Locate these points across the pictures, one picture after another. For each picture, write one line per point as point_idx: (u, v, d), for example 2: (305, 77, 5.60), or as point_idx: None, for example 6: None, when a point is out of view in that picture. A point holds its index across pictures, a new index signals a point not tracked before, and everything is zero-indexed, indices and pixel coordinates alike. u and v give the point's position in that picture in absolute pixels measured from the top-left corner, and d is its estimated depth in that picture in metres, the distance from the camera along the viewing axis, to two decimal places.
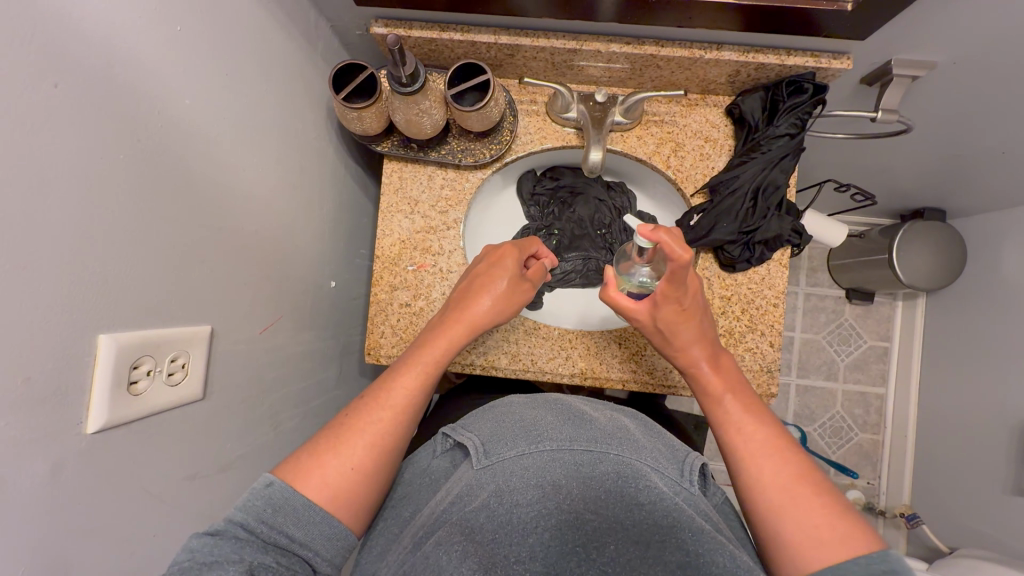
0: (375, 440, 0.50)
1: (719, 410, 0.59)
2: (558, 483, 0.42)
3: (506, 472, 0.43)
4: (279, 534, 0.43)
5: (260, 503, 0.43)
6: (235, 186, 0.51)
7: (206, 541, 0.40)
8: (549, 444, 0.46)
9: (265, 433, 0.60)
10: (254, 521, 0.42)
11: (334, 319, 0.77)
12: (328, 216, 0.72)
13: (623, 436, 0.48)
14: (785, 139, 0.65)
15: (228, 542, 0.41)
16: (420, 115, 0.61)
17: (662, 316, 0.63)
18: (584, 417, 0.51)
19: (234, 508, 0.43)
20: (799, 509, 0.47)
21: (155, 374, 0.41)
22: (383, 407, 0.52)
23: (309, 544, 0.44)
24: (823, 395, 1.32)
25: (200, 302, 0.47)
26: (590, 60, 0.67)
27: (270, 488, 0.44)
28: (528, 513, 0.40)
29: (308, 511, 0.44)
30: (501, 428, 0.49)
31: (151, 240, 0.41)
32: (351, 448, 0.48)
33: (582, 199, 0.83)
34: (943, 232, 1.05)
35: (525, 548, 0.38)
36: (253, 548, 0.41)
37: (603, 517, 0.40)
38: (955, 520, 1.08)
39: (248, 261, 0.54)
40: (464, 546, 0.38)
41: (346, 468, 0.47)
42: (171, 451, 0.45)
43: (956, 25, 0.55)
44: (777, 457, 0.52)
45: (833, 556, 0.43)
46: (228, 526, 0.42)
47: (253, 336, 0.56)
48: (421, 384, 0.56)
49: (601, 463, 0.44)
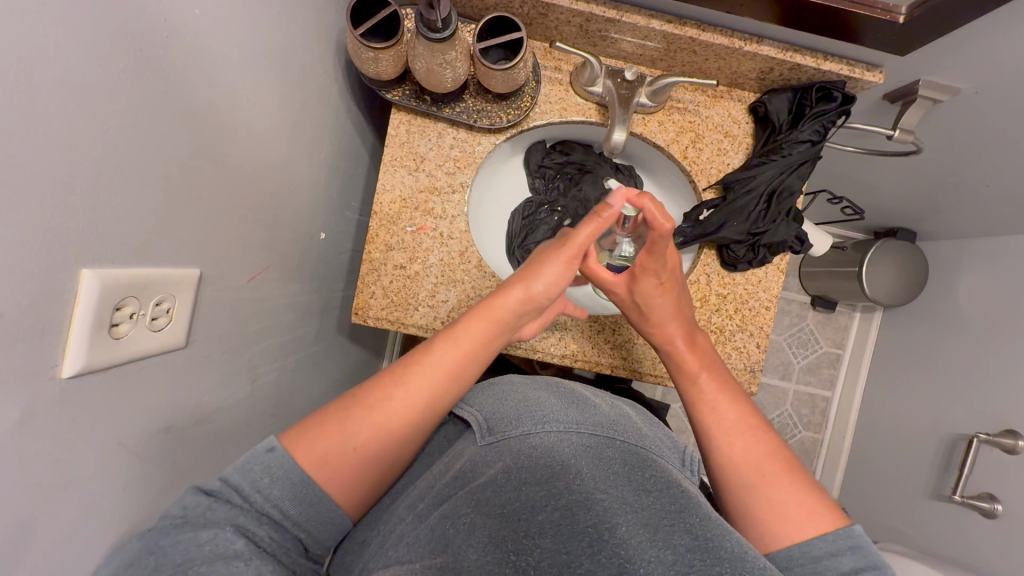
0: (382, 422, 0.48)
1: (694, 388, 0.60)
2: (566, 462, 0.41)
3: (512, 449, 0.43)
4: (274, 507, 0.42)
5: (259, 469, 0.42)
6: (236, 116, 0.45)
7: (202, 501, 0.39)
8: (555, 425, 0.46)
9: (243, 386, 0.56)
10: (249, 488, 0.41)
11: (320, 272, 0.73)
12: (325, 163, 0.66)
13: (627, 425, 0.49)
14: (806, 145, 0.64)
15: (222, 507, 0.40)
16: (444, 67, 0.57)
17: (640, 288, 0.63)
18: (586, 402, 0.51)
19: (231, 468, 0.41)
20: (771, 487, 0.49)
21: (138, 318, 0.37)
22: (397, 385, 0.50)
23: (302, 524, 0.43)
24: (777, 392, 1.39)
25: (191, 242, 0.43)
26: (625, 34, 0.63)
27: (271, 454, 0.42)
28: (535, 490, 0.39)
29: (306, 489, 0.43)
30: (504, 407, 0.50)
31: (144, 167, 0.36)
32: (359, 428, 0.47)
33: (590, 178, 0.81)
34: (913, 253, 1.10)
35: (535, 526, 0.36)
36: (247, 517, 0.40)
37: (613, 496, 0.38)
38: (877, 519, 1.17)
39: (241, 205, 0.49)
40: (473, 518, 0.37)
41: (349, 445, 0.46)
42: (147, 401, 0.41)
43: (991, 54, 0.55)
44: (749, 436, 0.54)
45: (799, 533, 0.46)
46: (224, 489, 0.41)
47: (240, 284, 0.52)
48: (454, 363, 0.53)
49: (607, 447, 0.44)
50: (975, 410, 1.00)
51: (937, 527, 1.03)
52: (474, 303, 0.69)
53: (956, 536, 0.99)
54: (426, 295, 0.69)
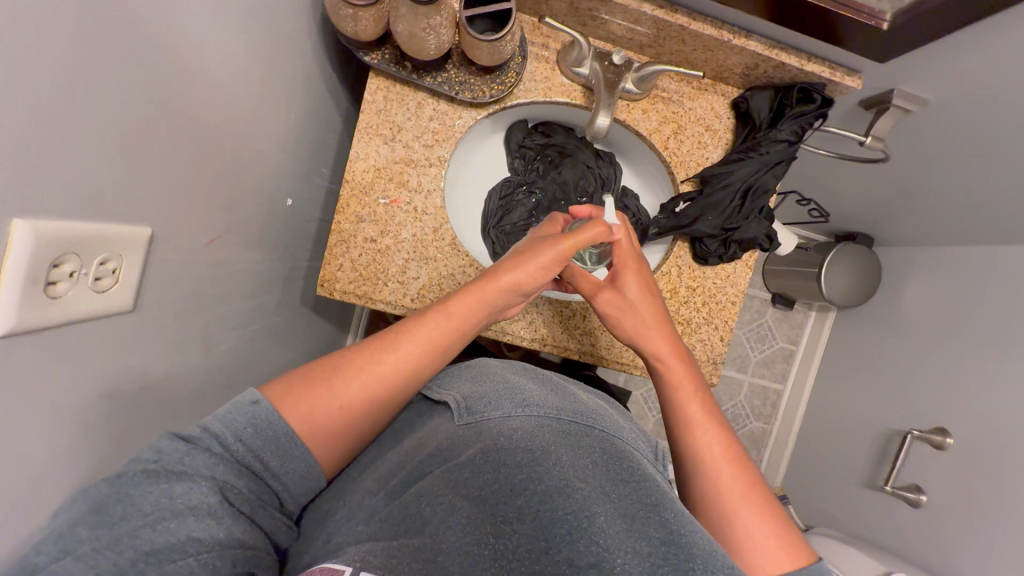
0: (370, 383, 0.49)
1: (684, 402, 0.56)
2: (547, 447, 0.41)
3: (491, 431, 0.44)
4: (254, 459, 0.41)
5: (242, 419, 0.41)
6: (197, 64, 0.42)
7: (179, 447, 0.38)
8: (536, 411, 0.46)
9: (196, 354, 0.53)
10: (231, 437, 0.40)
11: (284, 239, 0.70)
12: (294, 124, 0.63)
13: (606, 418, 0.49)
14: (785, 145, 0.65)
15: (201, 454, 0.38)
16: (427, 32, 0.54)
17: (630, 292, 0.60)
18: (568, 393, 0.52)
19: (212, 417, 0.41)
20: (752, 520, 0.47)
21: (79, 277, 0.34)
22: (388, 350, 0.51)
23: (279, 478, 0.43)
24: (732, 384, 1.44)
25: (143, 195, 0.40)
26: (616, 16, 0.61)
27: (256, 406, 0.42)
28: (514, 472, 0.38)
29: (288, 443, 0.43)
30: (484, 389, 0.50)
31: (87, 111, 0.33)
32: (345, 388, 0.48)
33: (570, 162, 0.80)
34: (868, 258, 1.15)
35: (512, 511, 0.36)
36: (226, 468, 0.39)
37: (593, 484, 0.38)
38: (815, 506, 1.24)
39: (200, 160, 0.46)
40: (450, 500, 0.38)
41: (335, 408, 0.47)
42: (87, 366, 0.38)
43: (963, 70, 0.57)
44: (732, 463, 0.52)
45: (778, 566, 0.44)
46: (203, 435, 0.39)
47: (197, 247, 0.49)
48: (443, 337, 0.53)
49: (585, 435, 0.44)
50: (909, 408, 1.07)
51: (868, 514, 1.10)
52: (445, 281, 0.68)
53: (885, 523, 1.06)
54: (396, 271, 0.67)
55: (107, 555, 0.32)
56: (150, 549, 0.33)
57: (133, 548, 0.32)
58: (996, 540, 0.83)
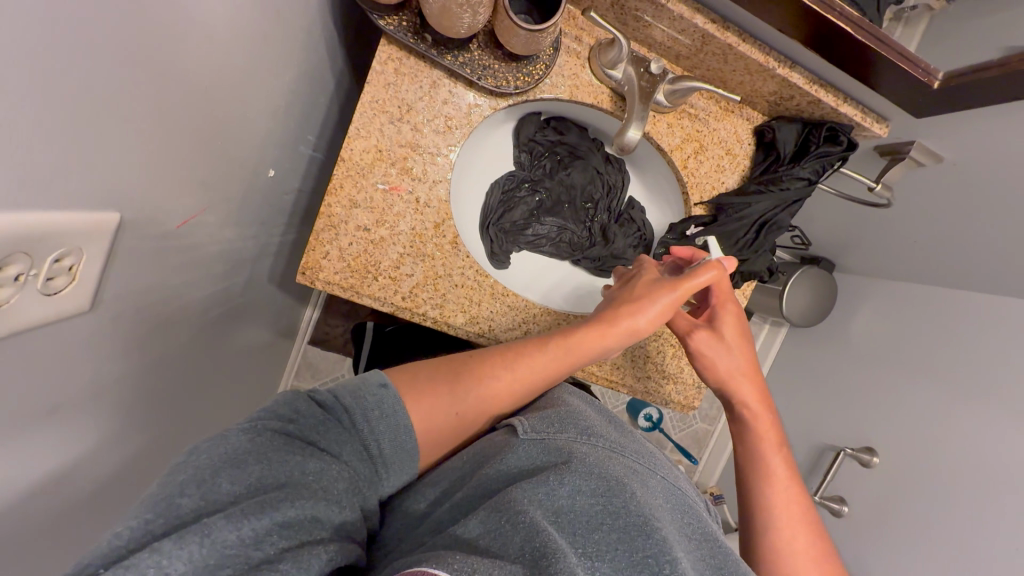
0: (482, 400, 0.51)
1: (763, 451, 0.57)
2: (621, 478, 0.41)
3: (563, 454, 0.43)
4: (374, 441, 0.43)
5: (370, 401, 0.44)
6: (195, 16, 0.34)
7: (315, 413, 0.41)
8: (603, 444, 0.46)
9: (148, 347, 0.45)
10: (358, 415, 0.43)
11: (260, 214, 0.61)
12: (288, 87, 0.54)
13: (659, 459, 0.50)
14: (803, 184, 0.64)
15: (331, 426, 0.41)
16: (463, 9, 0.47)
17: (730, 333, 0.61)
18: (627, 430, 0.53)
19: (345, 391, 0.44)
20: None
21: (26, 281, 0.27)
22: (505, 368, 0.53)
23: (387, 466, 0.44)
24: None
25: (118, 173, 0.32)
26: (663, 21, 0.57)
27: (384, 391, 0.46)
28: (591, 505, 0.38)
29: (406, 436, 0.45)
30: (545, 412, 0.50)
31: (59, 71, 0.25)
32: (461, 397, 0.50)
33: (580, 164, 0.75)
34: (828, 282, 1.08)
35: (591, 546, 0.35)
36: (352, 447, 0.41)
37: (667, 527, 0.38)
38: None
39: (186, 131, 0.38)
40: (529, 517, 0.36)
41: (453, 411, 0.50)
42: (24, 376, 0.31)
43: (984, 142, 0.58)
44: (805, 525, 0.53)
45: None
46: (335, 406, 0.42)
47: (168, 232, 0.41)
48: (553, 370, 0.54)
49: (649, 476, 0.45)
50: (826, 417, 1.07)
51: None
52: (440, 282, 0.62)
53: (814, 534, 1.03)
54: (389, 266, 0.60)
55: (253, 517, 0.32)
56: (285, 519, 0.33)
57: (271, 516, 0.33)
58: (908, 553, 0.83)
